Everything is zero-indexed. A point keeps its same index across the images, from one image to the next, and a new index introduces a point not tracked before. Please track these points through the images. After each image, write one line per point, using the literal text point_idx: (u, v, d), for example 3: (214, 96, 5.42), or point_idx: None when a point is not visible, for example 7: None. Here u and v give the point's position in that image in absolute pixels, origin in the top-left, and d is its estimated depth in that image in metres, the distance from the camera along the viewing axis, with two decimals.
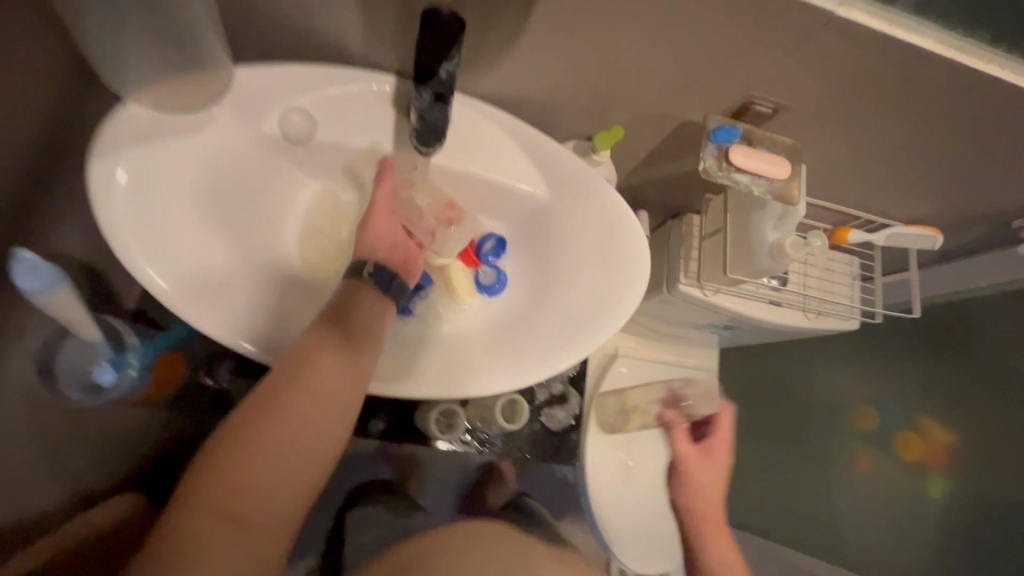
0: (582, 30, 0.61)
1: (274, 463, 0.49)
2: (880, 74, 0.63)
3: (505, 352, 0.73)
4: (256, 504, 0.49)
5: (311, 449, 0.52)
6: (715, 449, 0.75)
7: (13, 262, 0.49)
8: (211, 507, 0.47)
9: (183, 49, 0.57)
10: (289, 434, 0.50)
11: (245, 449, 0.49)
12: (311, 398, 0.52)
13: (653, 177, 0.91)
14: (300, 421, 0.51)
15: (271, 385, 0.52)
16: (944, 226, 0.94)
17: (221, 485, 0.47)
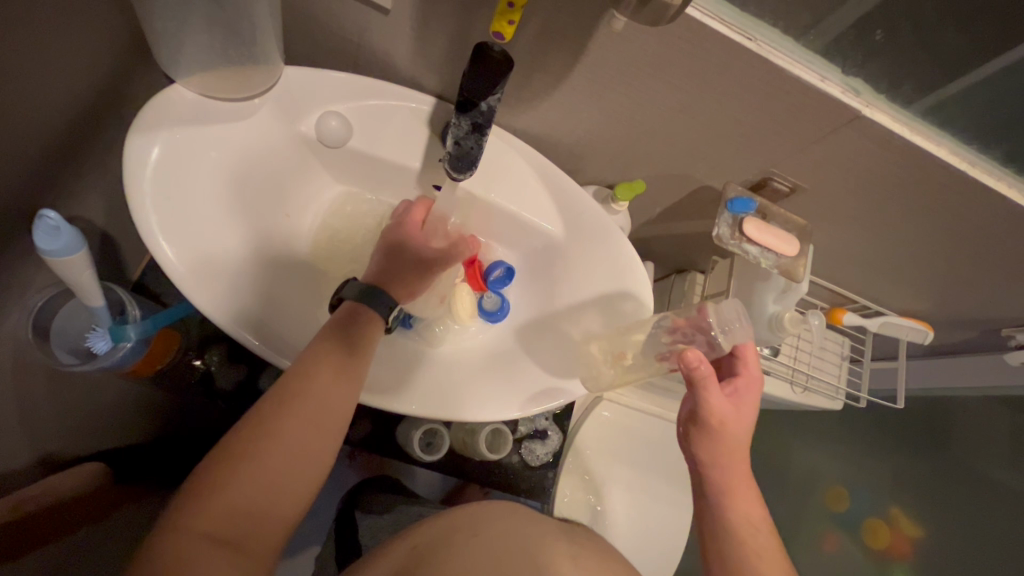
0: (622, 88, 0.64)
1: (282, 467, 0.48)
2: (895, 174, 0.66)
3: (502, 382, 0.73)
4: (261, 510, 0.47)
5: (317, 454, 0.50)
6: (743, 391, 0.66)
7: (36, 221, 0.49)
8: (216, 513, 0.45)
9: (239, 43, 0.59)
10: (296, 439, 0.49)
11: (252, 453, 0.47)
12: (319, 403, 0.51)
13: (664, 232, 0.94)
14: (308, 424, 0.50)
15: (277, 388, 0.51)
16: (936, 322, 0.97)
17: (228, 491, 0.46)
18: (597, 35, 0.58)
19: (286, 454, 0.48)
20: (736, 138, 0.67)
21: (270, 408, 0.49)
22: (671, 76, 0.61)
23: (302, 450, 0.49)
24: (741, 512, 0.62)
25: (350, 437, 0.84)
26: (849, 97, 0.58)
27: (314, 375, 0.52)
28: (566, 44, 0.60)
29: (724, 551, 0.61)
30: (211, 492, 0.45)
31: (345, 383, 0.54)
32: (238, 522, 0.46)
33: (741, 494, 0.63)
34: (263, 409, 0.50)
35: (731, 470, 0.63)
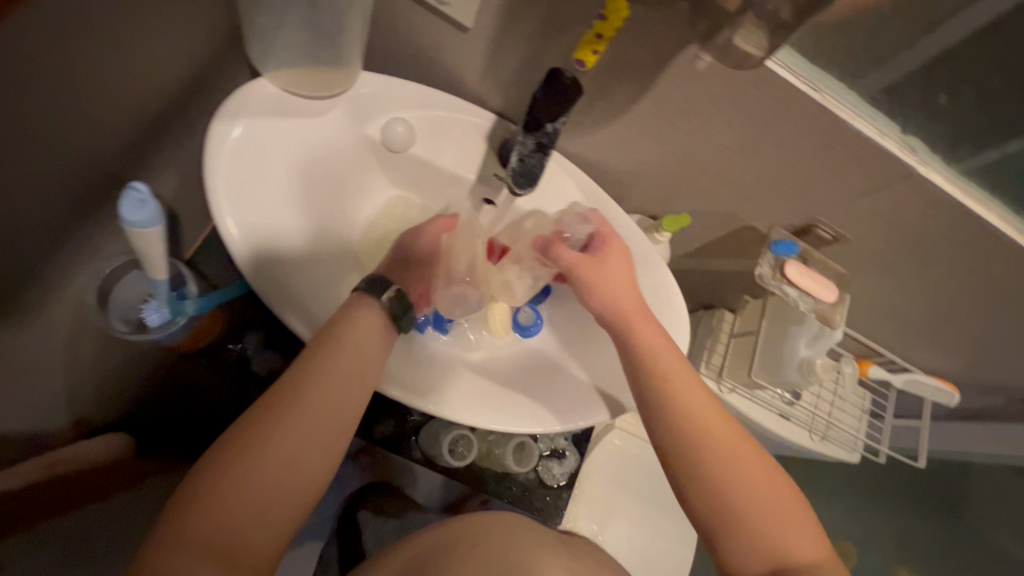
0: (683, 125, 0.67)
1: (299, 444, 0.48)
2: (941, 233, 0.67)
3: (525, 395, 0.72)
4: (275, 489, 0.46)
5: (334, 433, 0.51)
6: (612, 257, 0.68)
7: (126, 191, 0.51)
8: (231, 486, 0.45)
9: (326, 44, 0.62)
10: (315, 417, 0.50)
11: (273, 427, 0.48)
12: (340, 380, 0.52)
13: (699, 267, 0.95)
14: (329, 396, 0.51)
15: (299, 366, 0.52)
16: (960, 385, 0.97)
17: (246, 464, 0.46)
18: (668, 73, 0.61)
19: (305, 430, 0.49)
20: (788, 183, 0.69)
21: (292, 385, 0.50)
22: (734, 118, 0.63)
23: (320, 428, 0.50)
24: (683, 405, 0.58)
25: (376, 434, 0.85)
26: (905, 155, 0.60)
27: (331, 351, 0.53)
28: (637, 77, 0.63)
29: (673, 448, 0.58)
30: (231, 465, 0.45)
31: (365, 365, 0.54)
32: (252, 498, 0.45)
33: (678, 387, 0.59)
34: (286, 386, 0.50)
35: (656, 365, 0.61)
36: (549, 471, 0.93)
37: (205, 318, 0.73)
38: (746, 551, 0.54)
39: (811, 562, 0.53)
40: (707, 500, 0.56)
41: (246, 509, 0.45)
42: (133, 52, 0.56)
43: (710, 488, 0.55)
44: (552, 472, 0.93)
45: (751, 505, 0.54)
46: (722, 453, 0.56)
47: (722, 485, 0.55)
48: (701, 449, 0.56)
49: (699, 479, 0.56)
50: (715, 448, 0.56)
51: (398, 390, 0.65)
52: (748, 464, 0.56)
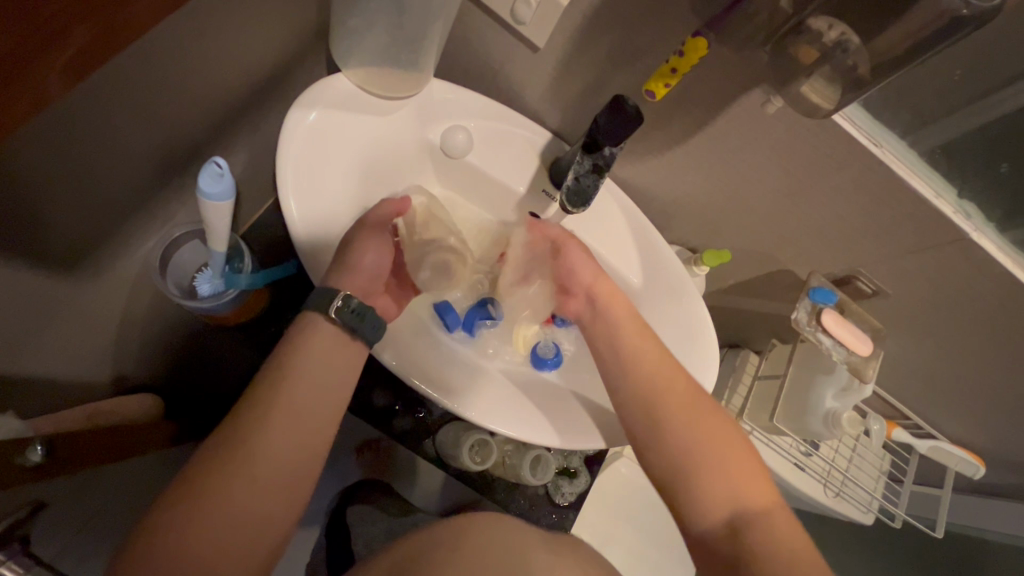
0: (737, 163, 0.68)
1: (277, 453, 0.48)
2: (986, 299, 0.67)
3: (543, 410, 0.70)
4: (257, 501, 0.46)
5: (312, 437, 0.51)
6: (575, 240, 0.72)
7: (205, 163, 0.55)
8: (213, 501, 0.44)
9: (407, 47, 0.66)
10: (291, 425, 0.50)
11: (247, 440, 0.47)
12: (324, 376, 0.53)
13: (730, 305, 0.95)
14: (313, 389, 0.52)
15: (270, 376, 0.52)
16: (986, 459, 0.95)
17: (226, 476, 0.45)
18: (731, 112, 0.62)
19: (281, 438, 0.49)
20: (835, 232, 0.69)
21: (266, 393, 0.50)
22: (790, 163, 0.64)
23: (298, 435, 0.50)
24: (637, 367, 0.62)
25: (394, 427, 0.88)
26: (961, 219, 0.60)
27: (312, 347, 0.54)
28: (699, 112, 0.64)
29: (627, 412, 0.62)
30: (212, 479, 0.45)
31: (338, 371, 0.55)
32: (235, 513, 0.45)
33: (636, 352, 0.64)
34: (257, 397, 0.50)
35: (616, 332, 0.66)
36: (559, 487, 0.93)
37: (252, 293, 0.75)
38: (698, 501, 0.54)
39: (763, 513, 0.52)
40: (662, 459, 0.58)
41: (228, 526, 0.45)
42: (232, 37, 0.60)
43: (663, 447, 0.58)
44: (562, 490, 0.93)
45: (702, 460, 0.56)
46: (676, 410, 0.59)
47: (674, 442, 0.57)
48: (653, 407, 0.60)
49: (653, 435, 0.59)
50: (667, 405, 0.59)
51: (427, 383, 0.66)
52: (702, 421, 0.58)
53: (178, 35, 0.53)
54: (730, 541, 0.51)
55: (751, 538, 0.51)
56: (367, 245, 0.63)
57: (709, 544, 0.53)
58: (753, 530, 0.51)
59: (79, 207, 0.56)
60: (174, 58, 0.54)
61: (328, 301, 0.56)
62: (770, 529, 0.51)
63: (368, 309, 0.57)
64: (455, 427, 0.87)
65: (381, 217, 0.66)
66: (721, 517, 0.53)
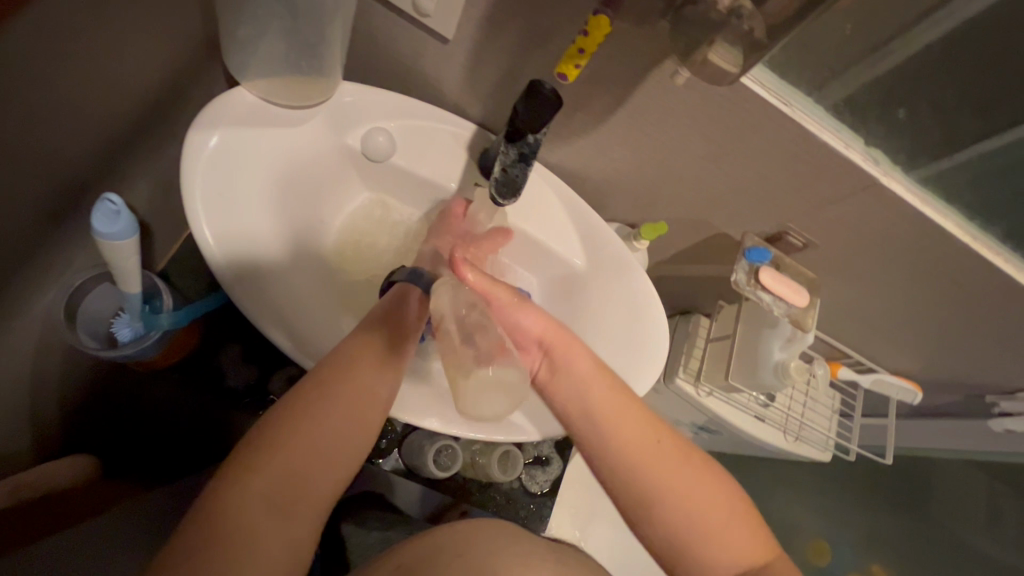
0: (660, 135, 0.68)
1: (318, 467, 0.46)
2: (902, 239, 0.71)
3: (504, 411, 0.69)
4: (309, 478, 0.45)
5: (369, 423, 0.50)
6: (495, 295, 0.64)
7: (98, 203, 0.50)
8: (273, 470, 0.44)
9: (309, 53, 0.62)
10: (327, 443, 0.47)
11: (308, 415, 0.46)
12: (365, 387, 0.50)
13: (676, 273, 0.97)
14: (353, 401, 0.49)
15: (318, 377, 0.49)
16: (922, 384, 1.01)
17: (286, 448, 0.45)
18: (646, 86, 0.62)
19: (339, 421, 0.48)
20: (759, 191, 0.71)
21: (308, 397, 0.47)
22: (709, 130, 0.65)
23: (354, 420, 0.48)
24: (617, 442, 0.52)
25: None
26: (869, 164, 0.63)
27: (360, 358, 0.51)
28: (615, 89, 0.64)
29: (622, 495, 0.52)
30: (271, 450, 0.45)
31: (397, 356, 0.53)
32: (290, 485, 0.45)
33: (618, 423, 0.53)
34: (322, 374, 0.49)
35: (582, 402, 0.54)
36: (533, 479, 0.93)
37: (178, 332, 0.70)
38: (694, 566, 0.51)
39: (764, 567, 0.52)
40: (661, 539, 0.52)
41: (283, 497, 0.44)
42: (103, 60, 0.54)
43: (663, 529, 0.51)
44: (536, 481, 0.93)
45: (706, 539, 0.51)
46: (671, 481, 0.52)
47: (683, 529, 0.51)
48: (640, 483, 0.51)
49: (656, 518, 0.51)
50: (664, 482, 0.52)
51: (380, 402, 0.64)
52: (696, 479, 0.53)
53: (38, 65, 0.47)
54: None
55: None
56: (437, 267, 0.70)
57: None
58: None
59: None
60: (36, 88, 0.48)
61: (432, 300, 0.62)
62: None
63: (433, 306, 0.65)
64: (419, 434, 0.86)
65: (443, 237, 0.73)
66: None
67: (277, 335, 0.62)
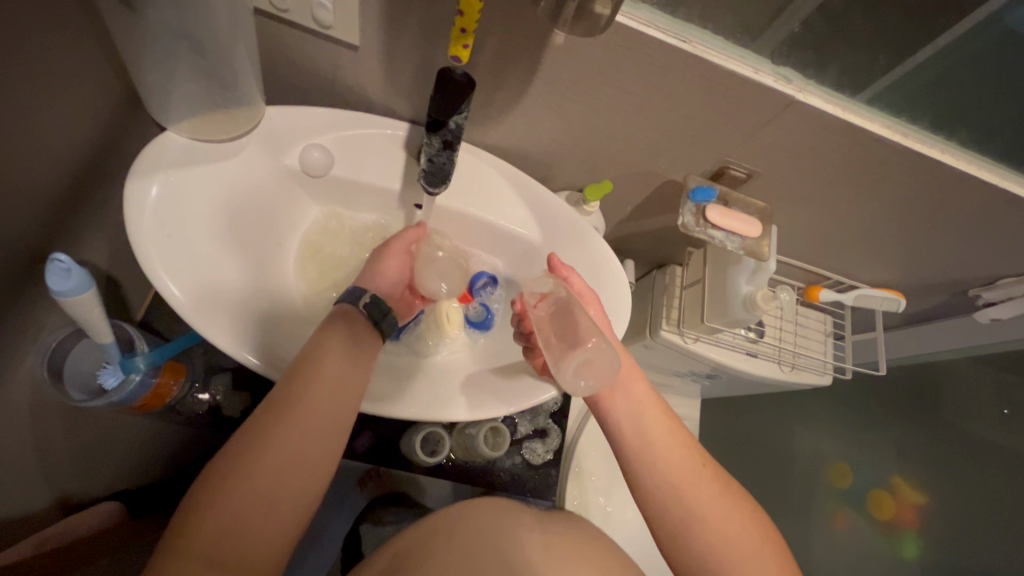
0: (578, 97, 0.69)
1: (277, 492, 0.50)
2: (838, 150, 0.71)
3: (478, 389, 0.73)
4: (265, 512, 0.49)
5: (319, 450, 0.52)
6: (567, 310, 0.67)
7: (48, 264, 0.53)
8: (230, 510, 0.48)
9: (223, 86, 0.64)
10: (286, 469, 0.50)
11: (255, 456, 0.49)
12: (321, 409, 0.53)
13: (640, 228, 0.98)
14: (309, 423, 0.52)
15: (276, 401, 0.52)
16: (907, 291, 1.01)
17: (238, 490, 0.48)
18: (548, 52, 0.63)
19: (289, 452, 0.51)
20: (689, 132, 0.72)
21: (265, 425, 0.51)
22: (621, 82, 0.66)
23: (306, 449, 0.51)
24: (661, 477, 0.61)
25: (356, 449, 0.92)
26: (782, 85, 0.64)
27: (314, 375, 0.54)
28: (523, 60, 0.65)
29: (663, 526, 0.60)
30: (225, 492, 0.48)
31: (343, 384, 0.55)
32: (246, 521, 0.48)
33: (658, 452, 0.62)
34: (266, 413, 0.52)
35: (639, 433, 0.63)
36: (533, 451, 0.98)
37: (160, 373, 0.74)
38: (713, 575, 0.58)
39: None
40: (689, 557, 0.59)
41: (240, 535, 0.48)
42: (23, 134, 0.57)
43: (689, 547, 0.59)
44: (539, 452, 0.98)
45: (729, 557, 0.58)
46: (701, 506, 0.59)
47: (710, 549, 0.58)
48: (681, 518, 0.59)
49: (687, 537, 0.59)
50: (694, 503, 0.59)
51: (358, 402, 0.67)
52: (719, 500, 0.60)
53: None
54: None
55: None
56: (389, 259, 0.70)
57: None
58: None
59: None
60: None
61: (358, 295, 0.60)
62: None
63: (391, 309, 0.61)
64: (415, 427, 0.90)
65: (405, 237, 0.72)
66: None
67: (246, 356, 0.65)
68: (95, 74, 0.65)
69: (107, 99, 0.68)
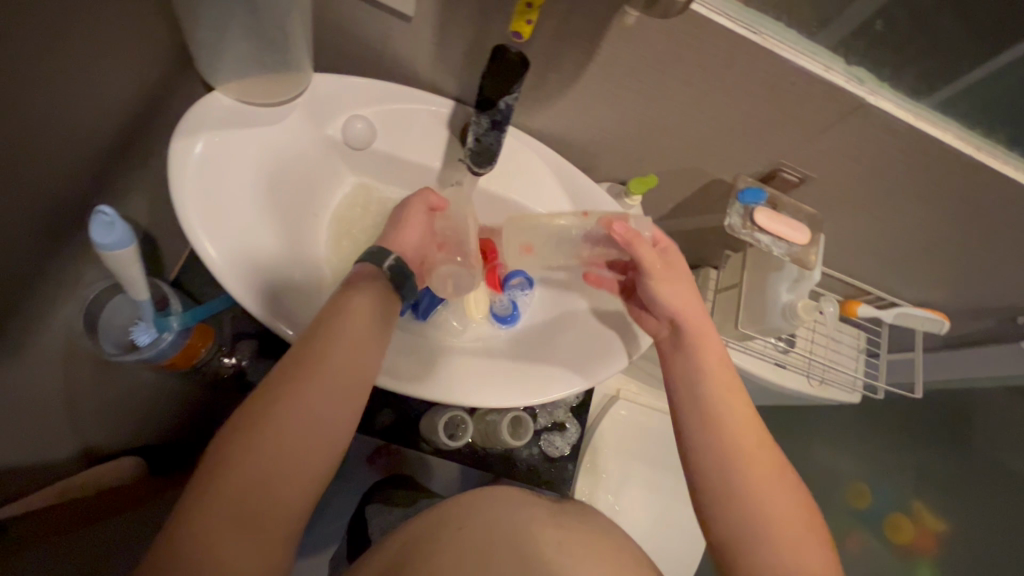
0: (633, 85, 0.67)
1: (296, 456, 0.47)
2: (902, 159, 0.67)
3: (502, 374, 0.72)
4: (290, 477, 0.47)
5: (337, 411, 0.50)
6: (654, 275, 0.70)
7: (92, 215, 0.53)
8: (243, 476, 0.45)
9: (272, 47, 0.63)
10: (304, 431, 0.48)
11: (278, 414, 0.47)
12: (339, 368, 0.51)
13: (678, 228, 0.95)
14: (328, 383, 0.50)
15: (293, 363, 0.50)
16: (951, 313, 0.97)
17: (259, 453, 0.46)
18: (609, 35, 0.61)
19: (307, 413, 0.48)
20: (744, 130, 0.69)
21: (281, 386, 0.49)
22: (681, 72, 0.63)
23: (326, 410, 0.49)
24: (719, 427, 0.60)
25: (376, 425, 0.94)
26: (853, 86, 0.60)
27: (333, 335, 0.53)
28: (581, 43, 0.63)
29: (710, 480, 0.58)
30: (238, 458, 0.45)
31: (371, 342, 0.55)
32: (263, 487, 0.45)
33: (721, 407, 0.61)
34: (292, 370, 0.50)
35: (702, 389, 0.62)
36: (549, 444, 0.99)
37: (191, 335, 0.74)
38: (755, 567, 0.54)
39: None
40: (730, 519, 0.56)
41: (259, 500, 0.45)
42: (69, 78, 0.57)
43: (730, 507, 0.56)
44: (555, 445, 1.00)
45: (773, 527, 0.54)
46: (745, 486, 0.56)
47: (752, 539, 0.55)
48: (730, 476, 0.57)
49: (727, 524, 0.56)
50: (744, 465, 0.57)
51: (387, 379, 0.66)
52: (768, 487, 0.56)
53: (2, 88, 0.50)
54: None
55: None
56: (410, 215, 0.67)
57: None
58: None
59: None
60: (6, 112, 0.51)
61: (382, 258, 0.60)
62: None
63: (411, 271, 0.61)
64: (436, 410, 0.90)
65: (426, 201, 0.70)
66: None
67: (276, 324, 0.64)
68: (148, 27, 0.64)
69: (159, 54, 0.68)
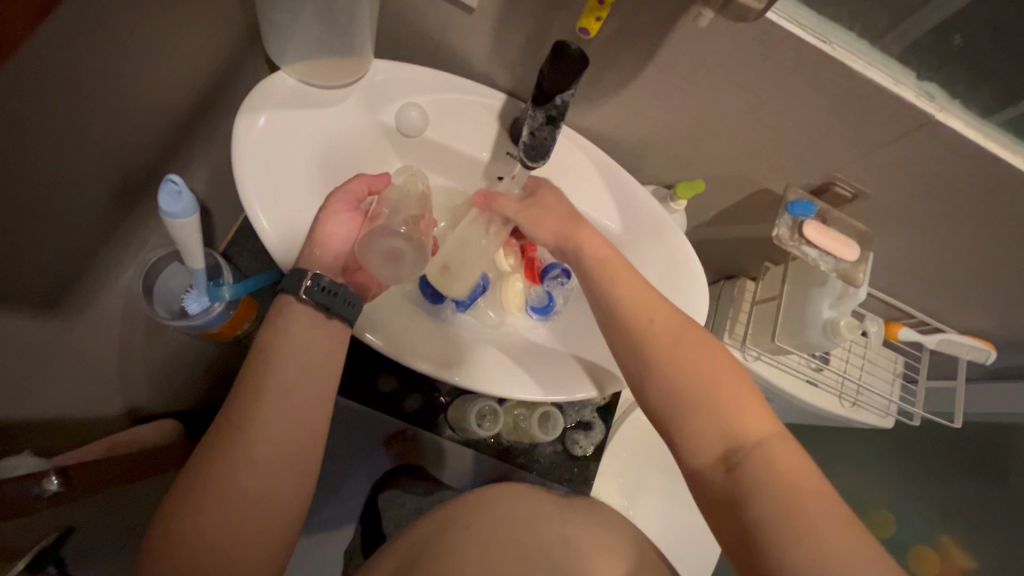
0: (691, 88, 0.66)
1: (275, 448, 0.51)
2: (965, 180, 0.66)
3: (536, 367, 0.72)
4: (274, 466, 0.51)
5: (307, 399, 0.54)
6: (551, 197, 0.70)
7: (162, 183, 0.55)
8: (229, 476, 0.49)
9: (337, 31, 0.65)
10: (278, 423, 0.51)
11: (252, 411, 0.51)
12: (302, 358, 0.54)
13: (719, 235, 0.94)
14: (294, 373, 0.54)
15: (259, 366, 0.54)
16: (998, 343, 0.94)
17: (217, 489, 0.48)
18: (673, 36, 0.61)
19: (277, 406, 0.52)
20: (800, 140, 0.68)
21: (252, 386, 0.52)
22: (742, 78, 0.63)
23: (296, 400, 0.53)
24: (628, 319, 0.60)
25: (404, 408, 0.95)
26: (922, 101, 0.59)
27: (292, 328, 0.55)
28: (642, 43, 0.63)
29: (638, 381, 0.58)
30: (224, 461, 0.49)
31: (321, 358, 0.55)
32: (251, 481, 0.49)
33: (626, 302, 0.61)
34: (236, 416, 0.51)
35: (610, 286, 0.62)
36: (573, 442, 0.99)
37: (237, 307, 0.77)
38: (697, 450, 0.53)
39: (760, 440, 0.51)
40: (663, 409, 0.55)
41: (246, 493, 0.49)
42: (147, 51, 0.59)
43: (667, 400, 0.55)
44: (579, 444, 1.00)
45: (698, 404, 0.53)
46: (661, 365, 0.56)
47: (693, 424, 0.53)
48: (651, 364, 0.57)
49: (666, 417, 0.55)
50: (660, 353, 0.57)
51: (426, 363, 0.68)
52: (699, 364, 0.55)
53: (91, 55, 0.52)
54: (731, 509, 0.50)
55: (747, 471, 0.50)
56: (334, 218, 0.63)
57: (708, 482, 0.52)
58: (748, 461, 0.50)
59: (29, 238, 0.57)
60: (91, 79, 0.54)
61: (298, 282, 0.56)
62: (768, 459, 0.50)
63: (339, 287, 0.56)
64: (467, 398, 0.92)
65: (352, 191, 0.65)
66: (717, 451, 0.52)
67: None
68: (222, 7, 0.67)
69: (230, 33, 0.70)
